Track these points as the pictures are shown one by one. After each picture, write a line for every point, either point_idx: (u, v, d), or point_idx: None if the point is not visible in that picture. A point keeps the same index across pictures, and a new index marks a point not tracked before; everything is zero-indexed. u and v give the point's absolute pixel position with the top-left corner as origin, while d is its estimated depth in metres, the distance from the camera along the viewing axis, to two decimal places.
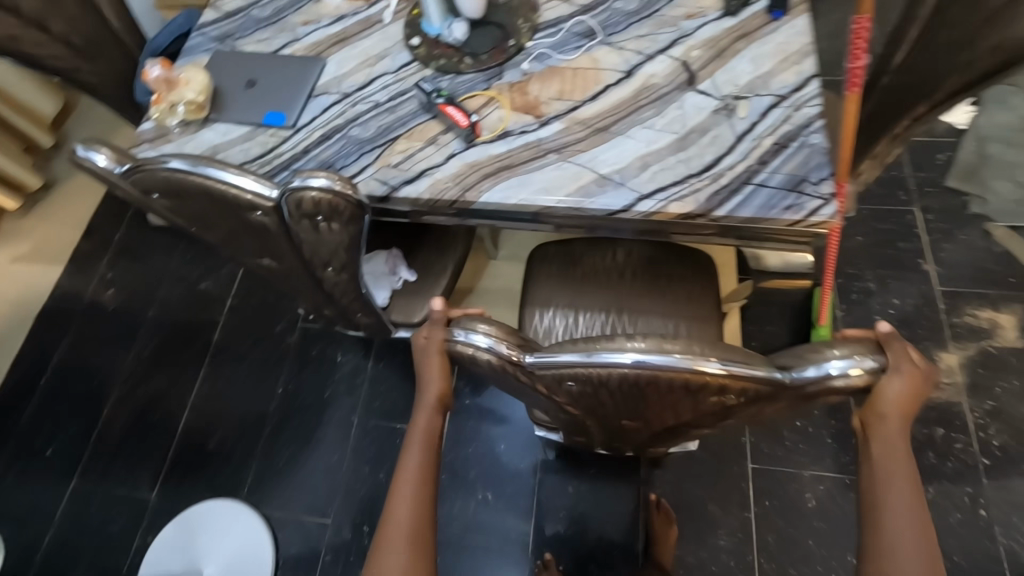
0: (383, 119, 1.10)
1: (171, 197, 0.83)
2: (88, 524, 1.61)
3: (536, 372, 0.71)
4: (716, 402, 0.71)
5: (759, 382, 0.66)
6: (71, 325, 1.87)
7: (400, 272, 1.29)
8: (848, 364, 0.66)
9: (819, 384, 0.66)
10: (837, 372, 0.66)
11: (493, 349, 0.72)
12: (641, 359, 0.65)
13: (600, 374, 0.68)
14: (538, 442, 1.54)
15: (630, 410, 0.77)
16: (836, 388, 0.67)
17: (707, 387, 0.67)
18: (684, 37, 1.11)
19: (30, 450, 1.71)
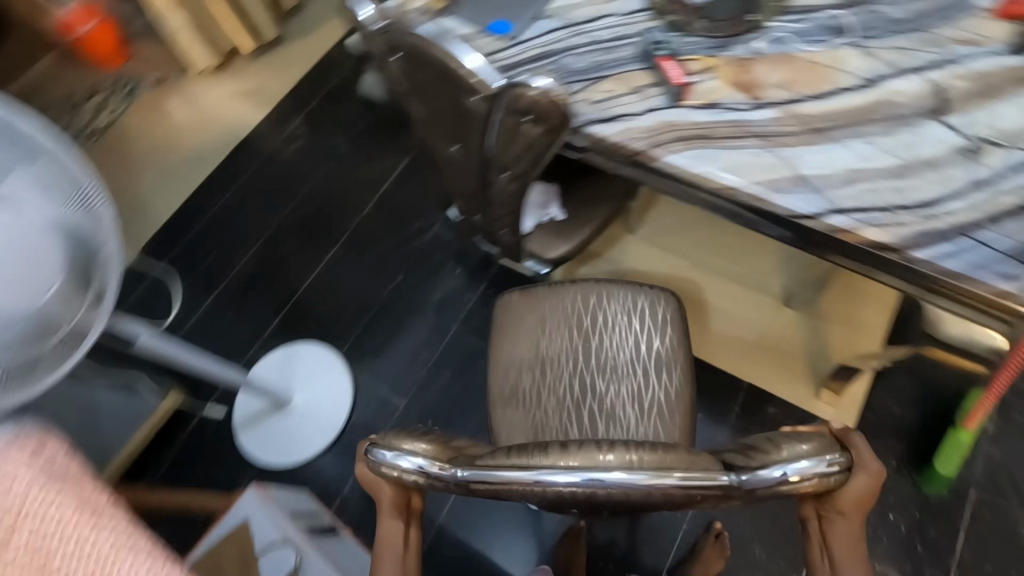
0: (597, 56, 1.12)
1: (409, 63, 0.92)
2: (219, 327, 1.90)
3: (472, 486, 0.73)
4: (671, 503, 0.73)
5: (713, 492, 0.67)
6: (259, 163, 2.16)
7: (550, 209, 1.33)
8: (804, 466, 0.72)
9: (772, 488, 0.70)
10: (791, 478, 0.71)
11: (422, 470, 0.76)
12: (585, 475, 0.66)
13: (540, 490, 0.69)
14: None
15: (580, 507, 0.79)
16: (789, 490, 0.71)
17: (655, 493, 0.68)
18: (949, 62, 0.99)
19: (192, 255, 2.02)
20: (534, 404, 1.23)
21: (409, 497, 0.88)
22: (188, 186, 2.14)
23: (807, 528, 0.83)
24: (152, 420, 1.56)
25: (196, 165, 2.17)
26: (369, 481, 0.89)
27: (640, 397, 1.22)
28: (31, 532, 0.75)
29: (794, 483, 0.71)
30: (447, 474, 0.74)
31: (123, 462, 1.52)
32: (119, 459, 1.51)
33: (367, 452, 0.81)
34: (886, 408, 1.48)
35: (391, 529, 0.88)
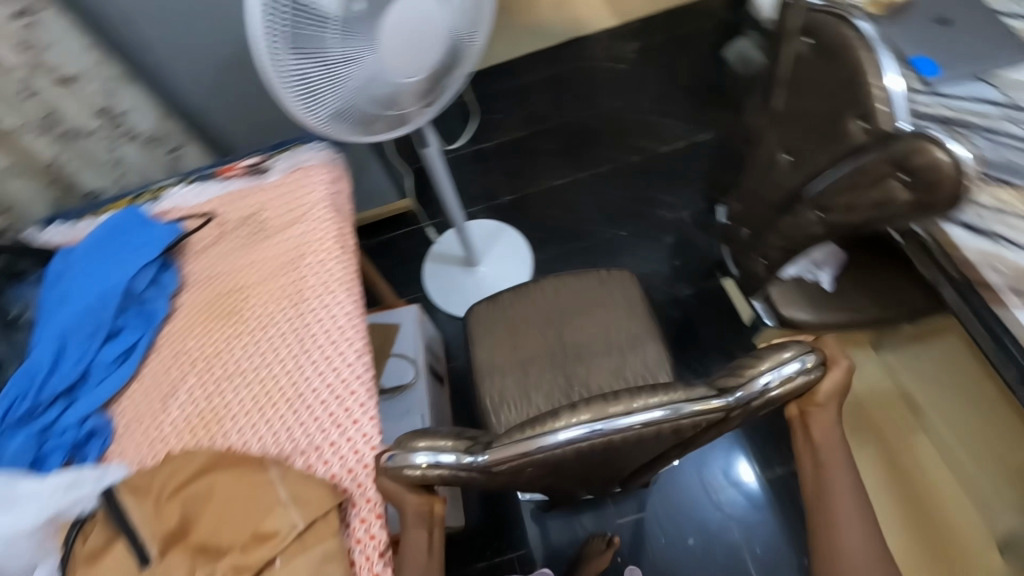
0: (1020, 158, 0.91)
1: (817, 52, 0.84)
2: (462, 173, 2.10)
3: (496, 469, 0.59)
4: (678, 434, 0.62)
5: (705, 416, 0.58)
6: (580, 63, 2.25)
7: (820, 272, 1.18)
8: (790, 370, 0.60)
9: (760, 399, 0.60)
10: (775, 384, 0.60)
11: (447, 464, 0.59)
12: (592, 426, 0.57)
13: (555, 456, 0.58)
14: (709, 486, 1.44)
15: (591, 468, 0.70)
16: (778, 398, 0.61)
17: (662, 433, 0.60)
18: None
19: (483, 105, 2.22)
20: (525, 402, 1.19)
21: (433, 501, 0.66)
22: (517, 50, 2.32)
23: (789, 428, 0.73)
24: (388, 207, 1.87)
25: (533, 37, 2.34)
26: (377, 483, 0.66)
27: (620, 373, 1.20)
28: (306, 227, 0.94)
29: (781, 393, 0.60)
30: (471, 466, 0.59)
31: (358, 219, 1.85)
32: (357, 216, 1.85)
33: (382, 463, 0.62)
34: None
35: (415, 537, 0.66)
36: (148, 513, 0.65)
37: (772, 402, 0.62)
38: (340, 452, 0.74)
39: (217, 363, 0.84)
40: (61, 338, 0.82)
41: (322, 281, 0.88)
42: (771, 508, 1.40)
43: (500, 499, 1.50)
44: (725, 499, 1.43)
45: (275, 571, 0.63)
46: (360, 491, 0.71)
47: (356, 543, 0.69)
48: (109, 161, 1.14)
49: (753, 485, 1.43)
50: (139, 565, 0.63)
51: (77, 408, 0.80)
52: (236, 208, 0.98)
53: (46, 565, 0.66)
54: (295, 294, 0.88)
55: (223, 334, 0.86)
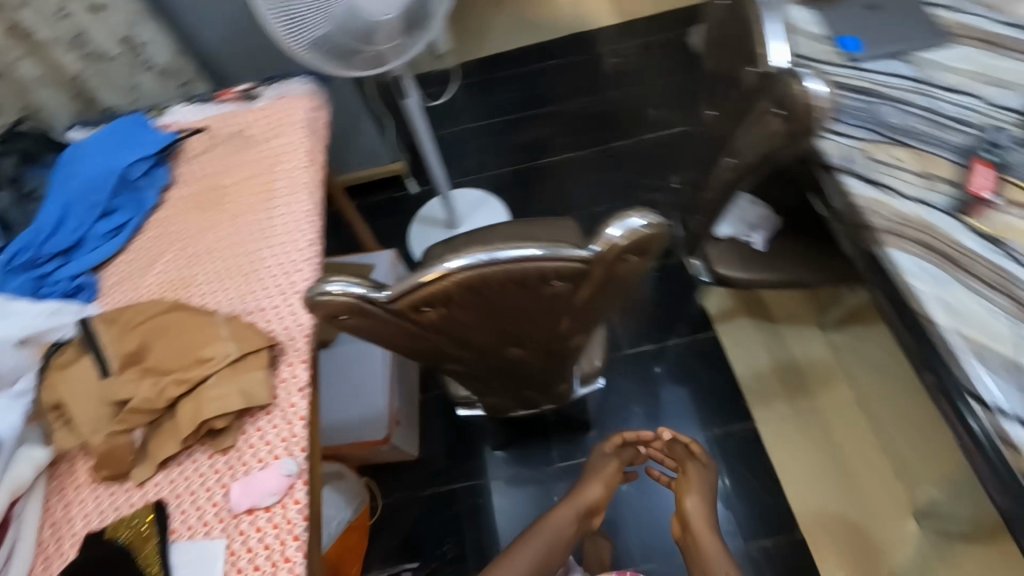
0: (920, 123, 1.00)
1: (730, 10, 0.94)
2: (458, 147, 2.24)
3: (399, 302, 0.68)
4: (551, 291, 0.72)
5: (568, 263, 0.67)
6: (578, 56, 2.38)
7: (754, 234, 1.28)
8: (635, 224, 0.67)
9: (612, 248, 0.67)
10: (623, 234, 0.66)
11: (359, 295, 0.69)
12: (476, 258, 0.65)
13: (445, 289, 0.67)
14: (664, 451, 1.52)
15: (491, 335, 0.81)
16: (630, 247, 0.68)
17: (534, 280, 0.69)
18: None
19: (486, 89, 2.37)
20: None
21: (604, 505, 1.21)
22: (521, 41, 2.47)
23: (682, 529, 1.06)
24: (381, 169, 1.99)
25: (538, 30, 2.49)
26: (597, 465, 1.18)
27: None
28: (283, 142, 1.08)
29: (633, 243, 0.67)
30: (374, 298, 0.69)
31: (356, 179, 1.99)
32: (354, 174, 1.98)
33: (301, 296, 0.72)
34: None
35: (562, 525, 1.03)
36: (115, 335, 0.79)
37: (635, 259, 0.71)
38: (281, 313, 0.86)
39: (191, 243, 0.98)
40: (63, 208, 0.98)
41: (289, 185, 1.02)
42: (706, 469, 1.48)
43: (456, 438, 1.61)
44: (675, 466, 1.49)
45: (208, 386, 0.75)
46: (292, 342, 0.83)
47: (280, 381, 0.79)
48: (127, 85, 1.31)
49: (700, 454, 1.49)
50: (102, 375, 0.77)
51: (70, 266, 0.95)
52: (227, 125, 1.13)
53: (26, 377, 0.78)
54: (265, 194, 1.01)
55: (199, 221, 1.00)
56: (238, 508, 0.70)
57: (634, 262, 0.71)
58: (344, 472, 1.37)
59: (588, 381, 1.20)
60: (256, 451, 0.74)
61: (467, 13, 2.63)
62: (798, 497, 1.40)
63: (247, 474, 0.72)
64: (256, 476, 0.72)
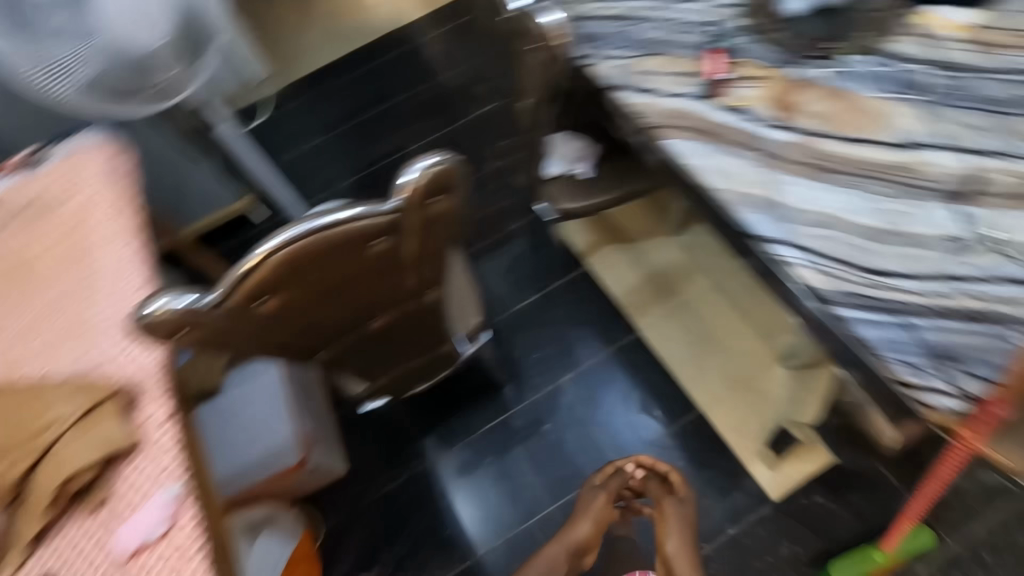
0: (666, 33, 1.16)
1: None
2: (307, 168, 2.22)
3: (232, 299, 0.72)
4: (376, 250, 0.78)
5: (378, 216, 0.74)
6: (399, 49, 2.41)
7: (579, 165, 1.42)
8: (425, 167, 0.74)
9: (413, 195, 0.74)
10: (416, 179, 0.74)
11: (192, 303, 0.71)
12: (289, 234, 0.71)
13: (272, 273, 0.72)
14: (576, 388, 1.68)
15: (344, 311, 0.86)
16: (431, 190, 0.76)
17: (353, 242, 0.75)
18: (1006, 157, 0.91)
19: (317, 105, 2.34)
20: None
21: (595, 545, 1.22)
22: (339, 49, 2.47)
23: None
24: (225, 211, 1.79)
25: (353, 35, 2.50)
26: (586, 506, 1.21)
27: None
28: (86, 195, 1.02)
29: (431, 185, 0.75)
30: (207, 302, 0.72)
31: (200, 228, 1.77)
32: (196, 224, 1.75)
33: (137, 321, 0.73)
34: (803, 492, 1.48)
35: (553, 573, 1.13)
36: None
37: (444, 200, 0.78)
38: (122, 360, 0.83)
39: (9, 323, 0.92)
40: None
41: (104, 236, 0.97)
42: (614, 389, 1.67)
43: (387, 440, 1.65)
44: (592, 399, 1.66)
45: (58, 451, 0.73)
46: (143, 382, 0.81)
47: (140, 423, 0.78)
48: None
49: (606, 378, 1.68)
50: None
51: None
52: (16, 195, 1.05)
53: None
54: (79, 252, 0.97)
55: (13, 299, 0.94)
56: (127, 550, 0.71)
57: (444, 204, 0.78)
58: (274, 514, 1.35)
59: (475, 338, 1.27)
60: (132, 494, 0.74)
61: (278, 37, 2.58)
62: (691, 381, 1.62)
63: (130, 515, 0.73)
64: (139, 513, 0.72)
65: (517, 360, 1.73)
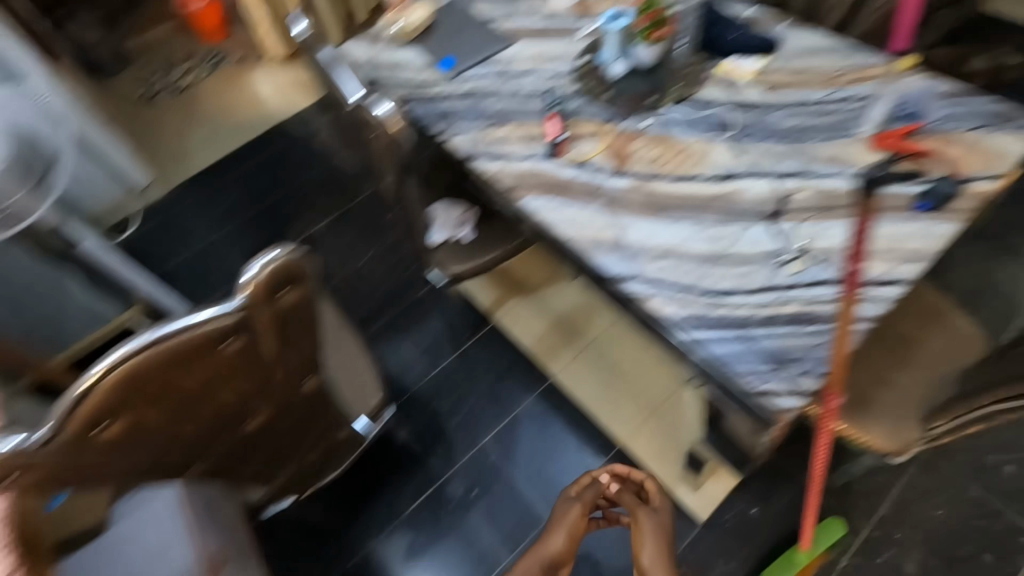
0: (512, 104, 1.27)
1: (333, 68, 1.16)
2: (202, 267, 2.15)
3: (70, 427, 0.70)
4: (229, 351, 0.78)
5: (224, 319, 0.74)
6: (288, 139, 2.45)
7: (460, 231, 1.46)
8: (266, 262, 0.76)
9: (257, 293, 0.75)
10: (258, 276, 0.75)
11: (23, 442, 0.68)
12: (124, 352, 0.70)
13: (110, 395, 0.70)
14: (500, 445, 1.66)
15: (208, 416, 0.84)
16: (276, 284, 0.77)
17: (200, 349, 0.74)
18: (805, 175, 1.05)
19: (208, 202, 2.31)
20: None
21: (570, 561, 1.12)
22: (228, 146, 2.49)
23: None
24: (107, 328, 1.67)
25: (241, 132, 2.53)
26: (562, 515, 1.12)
27: None
28: None
29: (276, 279, 0.76)
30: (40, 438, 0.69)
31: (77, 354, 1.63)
32: (72, 349, 1.61)
33: None
34: (733, 507, 1.51)
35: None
36: None
37: (292, 290, 0.80)
38: None
39: None
40: None
41: None
42: (539, 438, 1.66)
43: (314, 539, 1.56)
44: (520, 453, 1.64)
45: None
46: None
47: None
48: None
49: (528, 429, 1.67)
50: None
51: None
52: None
53: None
54: None
55: None
56: None
57: (293, 293, 0.80)
58: None
59: (378, 416, 1.28)
60: None
61: (165, 142, 2.58)
62: (608, 419, 1.65)
63: None
64: None
65: (440, 426, 1.71)
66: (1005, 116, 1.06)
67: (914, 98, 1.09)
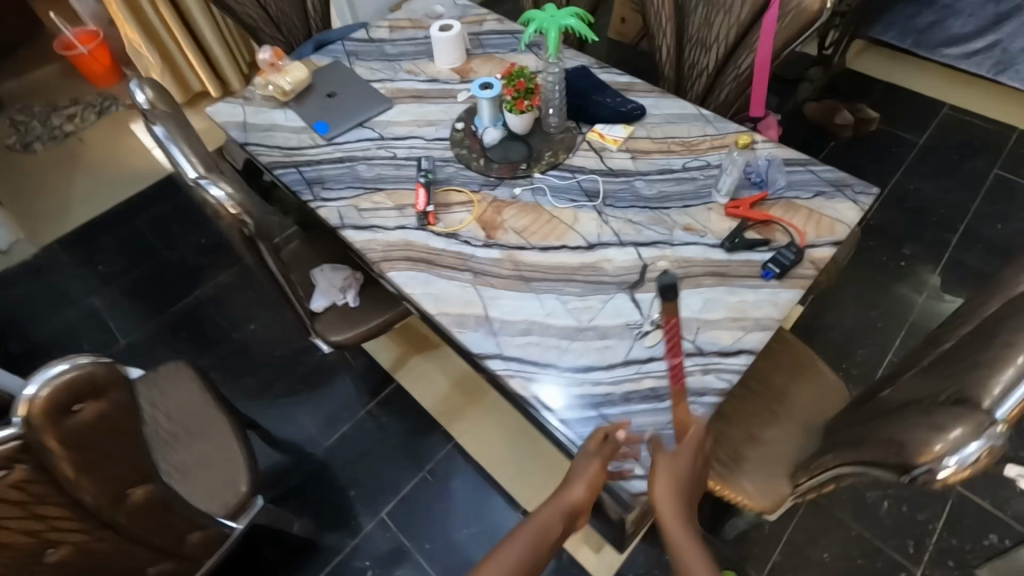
0: (386, 170, 1.25)
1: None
2: (69, 336, 1.93)
3: None
4: (10, 481, 0.68)
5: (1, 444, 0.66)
6: (178, 191, 2.31)
7: (346, 295, 1.41)
8: (57, 372, 0.69)
9: (43, 408, 0.67)
10: (42, 389, 0.67)
11: None
12: None
13: None
14: (400, 516, 1.57)
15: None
16: (69, 397, 0.70)
17: None
18: (666, 244, 1.07)
19: (83, 262, 2.11)
20: None
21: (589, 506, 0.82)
22: (110, 201, 2.31)
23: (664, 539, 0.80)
24: None
25: (126, 185, 2.36)
26: (591, 450, 0.82)
27: None
28: None
29: (71, 390, 0.70)
30: None
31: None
32: None
33: None
34: None
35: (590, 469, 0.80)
36: None
37: (93, 403, 0.72)
38: None
39: None
40: None
41: None
42: (440, 506, 1.58)
43: None
44: (422, 525, 1.56)
45: None
46: None
47: None
48: None
49: (430, 497, 1.60)
50: None
51: None
52: None
53: None
54: None
55: None
56: None
57: (92, 408, 0.72)
58: None
59: (245, 511, 1.15)
60: None
61: (38, 197, 2.36)
62: (511, 481, 1.60)
63: None
64: None
65: (336, 501, 1.59)
66: (840, 183, 1.14)
67: (761, 168, 1.16)
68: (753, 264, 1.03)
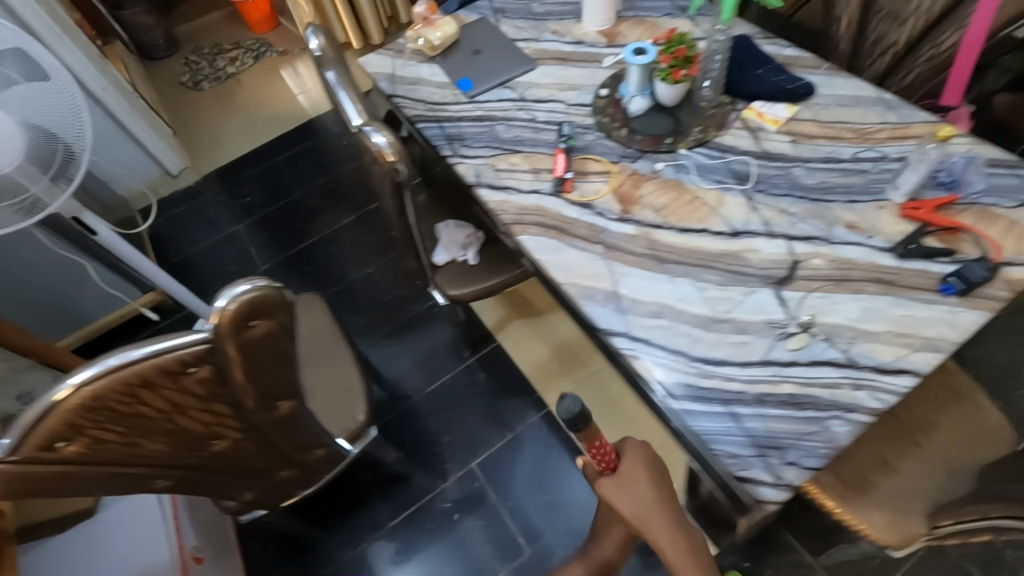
0: (525, 132, 1.24)
1: None
2: (218, 257, 2.19)
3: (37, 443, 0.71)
4: (197, 377, 0.78)
5: (196, 343, 0.76)
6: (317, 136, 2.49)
7: (466, 252, 1.45)
8: (241, 290, 0.77)
9: (230, 320, 0.76)
10: (230, 302, 0.76)
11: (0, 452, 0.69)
12: (108, 363, 0.72)
13: (81, 408, 0.71)
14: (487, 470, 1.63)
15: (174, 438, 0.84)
16: (248, 314, 0.77)
17: (170, 371, 0.76)
18: (823, 241, 0.97)
19: (234, 192, 2.36)
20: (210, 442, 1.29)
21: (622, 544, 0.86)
22: (259, 138, 2.54)
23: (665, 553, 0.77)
24: (114, 315, 1.76)
25: (274, 126, 2.58)
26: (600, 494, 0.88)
27: None
28: None
29: (251, 308, 0.77)
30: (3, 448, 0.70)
31: (84, 335, 1.73)
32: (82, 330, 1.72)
33: None
34: None
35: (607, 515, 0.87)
36: None
37: (264, 322, 0.80)
38: None
39: None
40: None
41: None
42: (526, 468, 1.63)
43: (304, 556, 1.56)
44: (507, 482, 1.61)
45: None
46: None
47: None
48: None
49: (517, 457, 1.64)
50: None
51: None
52: None
53: None
54: None
55: None
56: None
57: (264, 325, 0.80)
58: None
59: (360, 437, 1.25)
60: None
61: (201, 130, 2.65)
62: None
63: None
64: None
65: (428, 445, 1.69)
66: None
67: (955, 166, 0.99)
68: (928, 275, 0.91)
